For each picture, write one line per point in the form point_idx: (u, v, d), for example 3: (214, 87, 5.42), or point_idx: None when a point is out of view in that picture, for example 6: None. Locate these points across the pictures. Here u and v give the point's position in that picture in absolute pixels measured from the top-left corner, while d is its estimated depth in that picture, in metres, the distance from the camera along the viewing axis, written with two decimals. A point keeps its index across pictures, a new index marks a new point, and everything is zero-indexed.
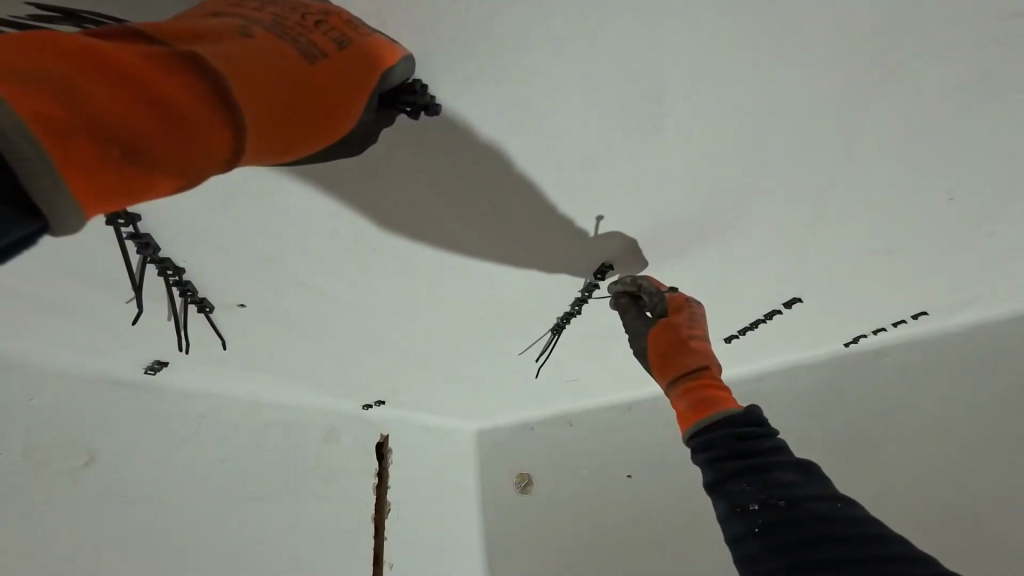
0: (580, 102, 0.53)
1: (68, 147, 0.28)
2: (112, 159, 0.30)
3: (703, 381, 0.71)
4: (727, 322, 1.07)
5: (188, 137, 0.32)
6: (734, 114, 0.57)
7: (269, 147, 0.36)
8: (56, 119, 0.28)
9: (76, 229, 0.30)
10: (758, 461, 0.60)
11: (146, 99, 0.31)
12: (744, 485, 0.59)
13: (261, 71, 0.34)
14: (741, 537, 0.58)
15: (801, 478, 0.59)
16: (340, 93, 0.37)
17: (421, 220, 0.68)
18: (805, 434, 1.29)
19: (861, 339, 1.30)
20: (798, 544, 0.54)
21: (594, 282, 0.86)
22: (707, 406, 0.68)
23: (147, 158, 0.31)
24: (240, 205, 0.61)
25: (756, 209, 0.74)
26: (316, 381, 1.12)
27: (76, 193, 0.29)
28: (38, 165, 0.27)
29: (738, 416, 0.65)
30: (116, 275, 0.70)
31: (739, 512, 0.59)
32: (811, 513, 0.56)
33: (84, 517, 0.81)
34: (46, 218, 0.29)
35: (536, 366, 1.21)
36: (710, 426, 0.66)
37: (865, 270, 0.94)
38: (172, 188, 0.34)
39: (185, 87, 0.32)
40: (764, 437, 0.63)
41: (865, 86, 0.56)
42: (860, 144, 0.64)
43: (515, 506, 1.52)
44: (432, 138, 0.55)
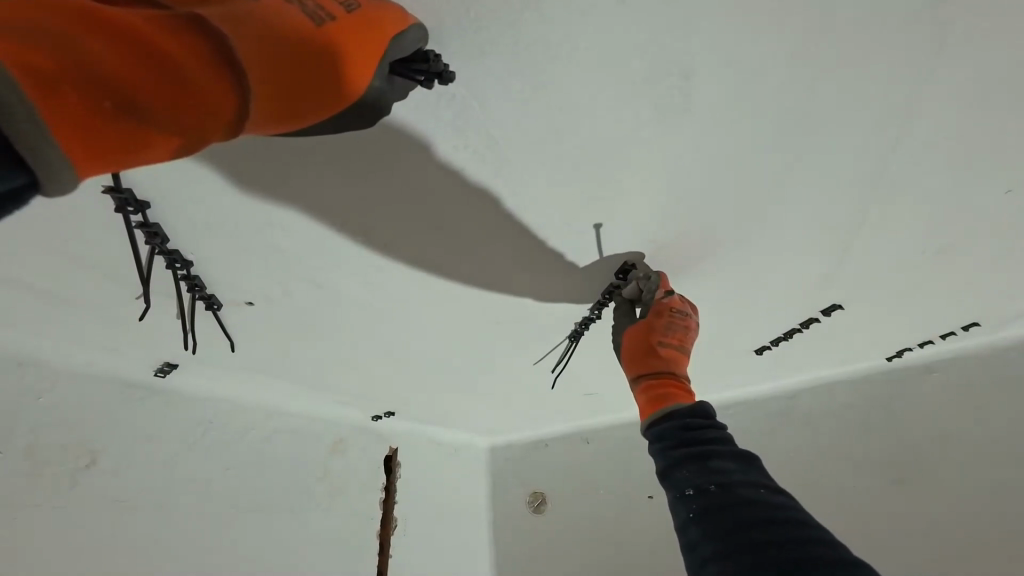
0: (603, 81, 0.50)
1: (58, 100, 0.27)
2: (105, 112, 0.29)
3: (667, 382, 0.74)
4: (759, 330, 1.00)
5: (187, 96, 0.31)
6: (770, 95, 0.53)
7: (275, 111, 0.35)
8: (47, 71, 0.27)
9: (68, 186, 0.29)
10: (698, 449, 0.64)
11: (146, 55, 0.30)
12: (685, 471, 0.62)
13: (267, 33, 0.33)
14: (683, 522, 0.61)
15: (737, 466, 0.62)
16: (348, 52, 0.35)
17: (435, 213, 0.64)
18: (846, 457, 1.19)
19: (905, 353, 1.21)
20: (727, 525, 0.56)
21: (615, 284, 0.82)
22: (660, 402, 0.73)
23: (143, 115, 0.30)
24: (249, 195, 0.59)
25: (795, 204, 0.69)
26: (326, 388, 1.09)
27: (65, 145, 0.28)
28: (22, 115, 0.26)
29: (686, 411, 0.69)
30: (125, 269, 0.69)
31: (680, 497, 0.62)
32: (741, 496, 0.58)
33: (82, 522, 0.78)
34: (35, 174, 0.28)
35: (553, 378, 1.15)
36: (663, 418, 0.70)
37: (912, 274, 0.87)
38: (170, 150, 0.33)
39: (187, 47, 0.31)
40: (707, 429, 0.67)
41: (916, 62, 0.52)
42: (910, 130, 0.59)
43: (528, 528, 1.44)
44: (447, 120, 0.52)
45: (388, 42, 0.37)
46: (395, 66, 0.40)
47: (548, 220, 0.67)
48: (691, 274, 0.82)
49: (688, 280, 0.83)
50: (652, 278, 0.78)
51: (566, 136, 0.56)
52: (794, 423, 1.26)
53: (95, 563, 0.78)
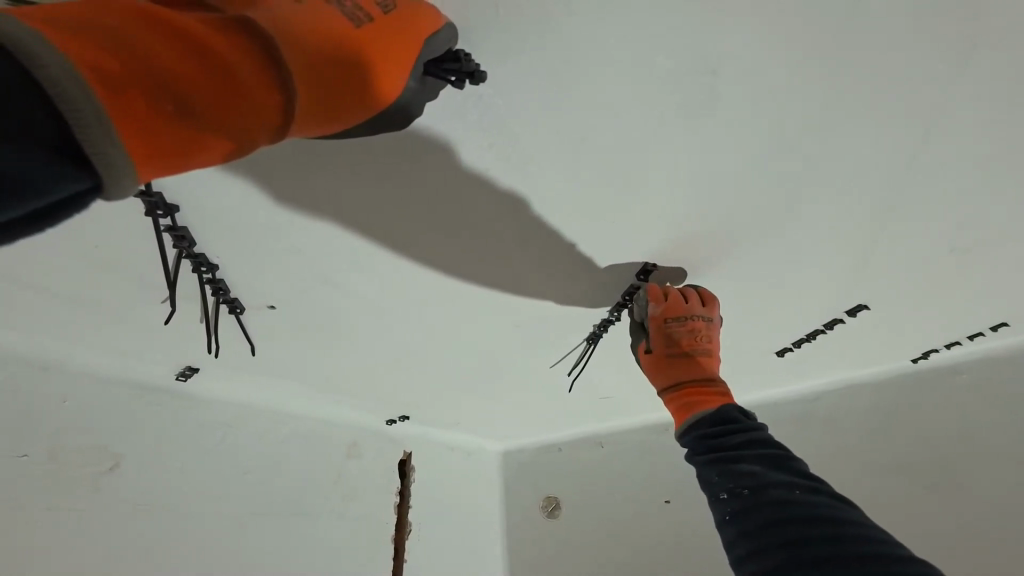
0: (629, 80, 0.50)
1: (122, 101, 0.29)
2: (166, 115, 0.31)
3: (690, 390, 0.74)
4: (780, 331, 0.99)
5: (238, 96, 0.32)
6: (798, 93, 0.53)
7: (317, 112, 0.36)
8: (113, 72, 0.28)
9: (127, 189, 0.30)
10: (726, 455, 0.64)
11: (202, 59, 0.32)
12: (715, 477, 0.63)
13: (310, 33, 0.34)
14: (721, 525, 0.61)
15: (768, 467, 0.61)
16: (390, 51, 0.37)
17: (457, 215, 0.64)
18: (871, 462, 1.16)
19: (930, 355, 1.19)
20: (760, 527, 0.56)
21: (636, 284, 0.81)
22: (686, 411, 0.73)
23: (199, 116, 0.32)
24: (276, 197, 0.60)
25: (821, 203, 0.68)
26: (343, 391, 1.09)
27: (128, 146, 0.29)
28: (90, 116, 0.27)
29: (708, 417, 0.70)
30: (151, 273, 0.70)
31: (715, 501, 0.62)
32: (774, 498, 0.57)
33: (105, 524, 0.79)
34: (98, 175, 0.29)
35: (569, 381, 1.14)
36: (689, 426, 0.71)
37: (940, 273, 0.86)
38: (222, 152, 0.34)
39: (237, 49, 0.33)
40: (735, 431, 0.67)
41: (953, 58, 0.51)
42: (944, 127, 0.58)
43: (542, 533, 1.42)
44: (471, 121, 0.53)
45: (425, 40, 0.39)
46: (428, 66, 0.42)
47: (569, 221, 0.67)
48: (712, 275, 0.82)
49: (709, 281, 0.82)
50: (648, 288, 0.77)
51: (590, 135, 0.56)
52: (815, 426, 1.23)
53: (116, 567, 0.78)
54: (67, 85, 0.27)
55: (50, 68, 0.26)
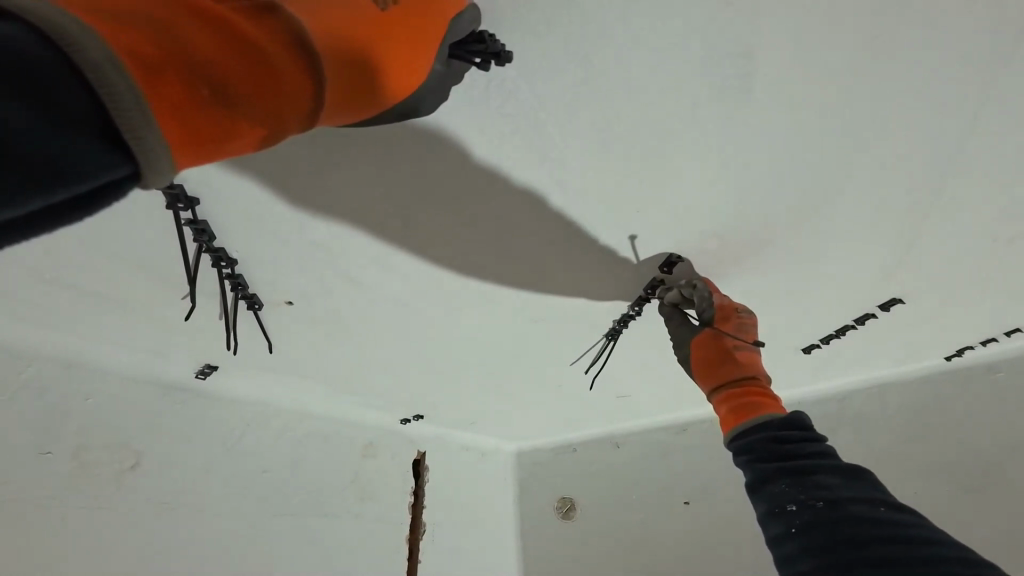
0: (658, 63, 0.49)
1: (160, 85, 0.28)
2: (202, 99, 0.30)
3: (750, 390, 0.71)
4: (808, 327, 0.96)
5: (272, 81, 0.32)
6: (833, 75, 0.51)
7: (348, 98, 0.37)
8: (148, 55, 0.28)
9: (165, 176, 0.29)
10: (798, 464, 0.61)
11: (232, 42, 0.31)
12: (783, 486, 0.59)
13: (336, 22, 0.36)
14: (779, 537, 0.58)
15: (845, 482, 0.59)
16: (415, 35, 0.39)
17: (477, 207, 0.63)
18: (904, 464, 1.11)
19: (966, 352, 1.14)
20: (834, 543, 0.54)
21: (659, 277, 0.78)
22: (748, 410, 0.69)
23: (234, 100, 0.31)
24: (296, 190, 0.59)
25: (856, 191, 0.65)
26: (359, 390, 1.08)
27: (168, 133, 0.28)
28: (130, 101, 0.27)
29: (777, 420, 0.66)
30: (171, 269, 0.70)
31: (778, 512, 0.59)
32: (853, 513, 0.55)
33: (127, 522, 0.80)
34: (138, 162, 0.28)
35: (588, 380, 1.10)
36: (750, 429, 0.67)
37: (980, 264, 0.82)
38: (256, 139, 0.33)
39: (266, 34, 0.32)
40: (807, 441, 0.64)
41: (1004, 32, 0.48)
42: (992, 107, 0.55)
43: (557, 535, 1.40)
44: (494, 107, 0.52)
45: (448, 22, 0.41)
46: (453, 49, 0.43)
47: (592, 212, 0.65)
48: (738, 269, 0.79)
49: (735, 273, 0.80)
50: (705, 282, 0.77)
51: (616, 122, 0.54)
52: (842, 427, 1.19)
53: (137, 565, 0.79)
54: (106, 69, 0.26)
55: (88, 51, 0.26)
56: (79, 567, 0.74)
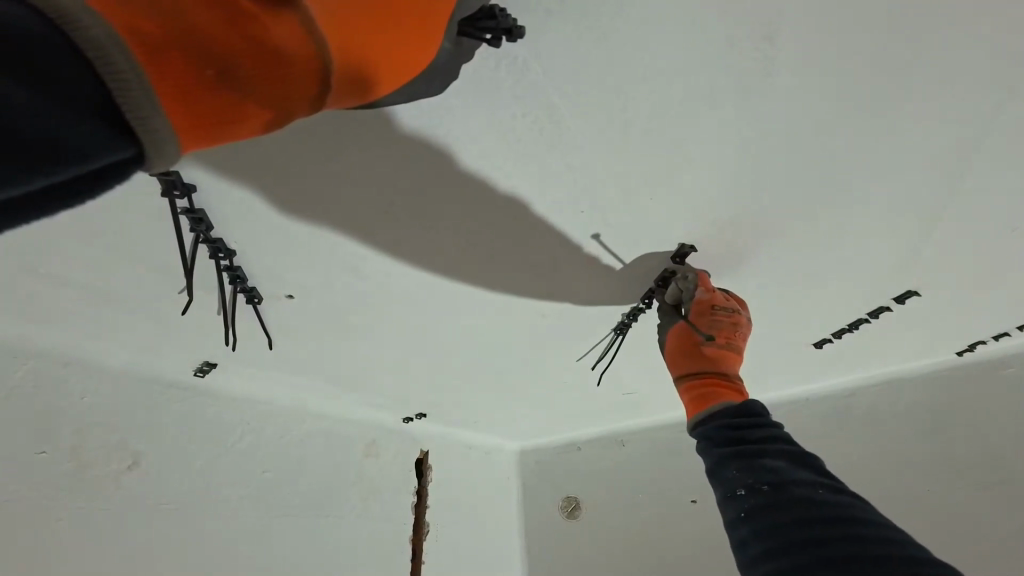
0: (676, 43, 0.47)
1: (165, 67, 0.26)
2: (207, 81, 0.28)
3: (713, 382, 0.71)
4: (820, 322, 0.94)
5: (276, 64, 0.29)
6: (859, 55, 0.49)
7: (356, 82, 0.34)
8: (150, 35, 0.26)
9: (171, 159, 0.28)
10: (748, 448, 0.60)
11: (235, 19, 0.28)
12: (732, 470, 0.59)
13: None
14: (734, 523, 0.58)
15: (793, 464, 0.58)
16: (426, 11, 0.36)
17: (484, 196, 0.60)
18: (916, 461, 1.09)
19: (978, 347, 1.12)
20: (780, 525, 0.53)
21: (671, 269, 0.76)
22: (705, 401, 0.70)
23: (239, 82, 0.29)
24: (297, 178, 0.57)
25: (877, 178, 0.63)
26: (361, 388, 1.06)
27: (173, 118, 0.27)
28: (135, 82, 0.25)
29: (734, 409, 0.66)
30: (168, 262, 0.67)
31: (730, 497, 0.59)
32: (797, 496, 0.54)
33: (125, 524, 0.78)
34: (141, 144, 0.27)
35: (596, 376, 1.08)
36: (708, 419, 0.67)
37: (999, 256, 0.80)
38: (263, 123, 0.31)
39: (268, 11, 0.30)
40: (757, 427, 0.63)
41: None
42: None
43: (562, 535, 1.38)
44: (505, 89, 0.50)
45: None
46: (462, 25, 0.41)
47: (604, 201, 0.63)
48: (751, 261, 0.77)
49: (748, 265, 0.78)
50: (692, 275, 0.74)
51: (630, 105, 0.52)
52: (852, 424, 1.18)
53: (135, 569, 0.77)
54: (109, 49, 0.25)
55: (90, 31, 0.24)
56: (77, 569, 0.72)
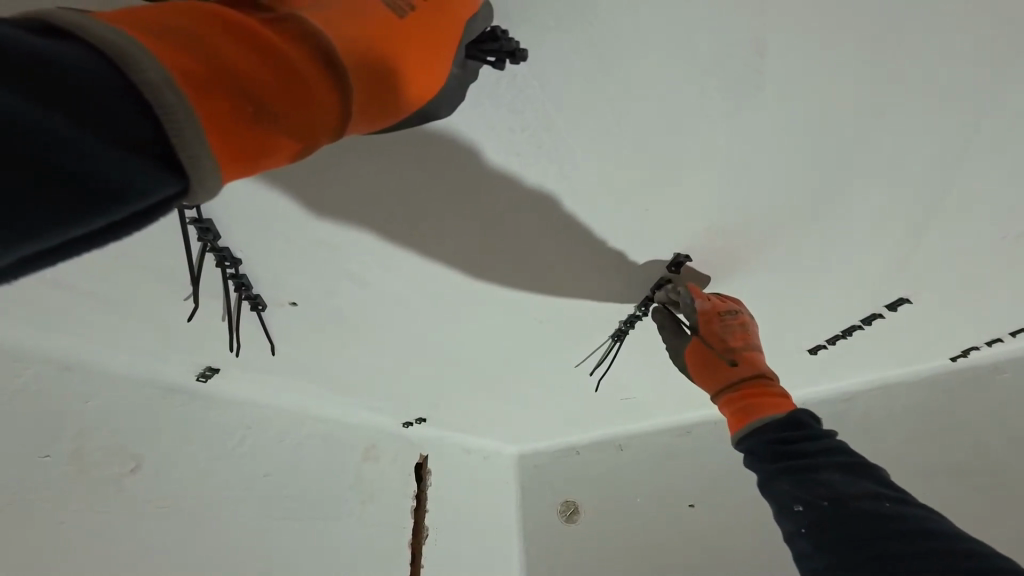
0: (669, 59, 0.49)
1: (206, 102, 0.27)
2: (243, 115, 0.29)
3: (750, 392, 0.70)
4: (814, 328, 0.96)
5: (305, 97, 0.31)
6: (843, 71, 0.51)
7: (374, 110, 0.36)
8: (194, 74, 0.27)
9: (214, 193, 0.29)
10: (801, 463, 0.60)
11: (268, 55, 0.30)
12: (786, 487, 0.59)
13: (357, 27, 0.35)
14: (792, 536, 0.59)
15: (847, 476, 0.58)
16: (436, 42, 0.39)
17: (484, 206, 0.62)
18: (911, 465, 1.11)
19: (970, 353, 1.14)
20: (844, 541, 0.54)
21: (666, 276, 0.78)
22: (748, 414, 0.68)
23: (273, 116, 0.30)
24: (302, 188, 0.59)
25: (866, 188, 0.65)
26: (361, 392, 1.07)
27: (214, 151, 0.28)
28: (181, 117, 0.26)
29: (777, 422, 0.65)
30: (175, 269, 0.69)
31: (786, 512, 0.59)
32: (858, 512, 0.55)
33: (126, 526, 0.78)
34: (188, 178, 0.27)
35: (594, 381, 1.10)
36: (750, 434, 0.66)
37: (987, 264, 0.82)
38: (293, 152, 0.32)
39: (298, 49, 0.32)
40: (806, 438, 0.63)
41: (1015, 29, 0.48)
42: (1004, 102, 0.55)
43: (560, 538, 1.39)
44: (505, 105, 0.51)
45: (464, 25, 0.40)
46: (468, 49, 0.43)
47: (602, 210, 0.65)
48: (745, 269, 0.79)
49: (742, 273, 0.79)
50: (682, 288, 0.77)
51: (625, 119, 0.54)
52: (847, 429, 1.19)
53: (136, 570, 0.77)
54: (162, 89, 0.26)
55: (145, 72, 0.25)
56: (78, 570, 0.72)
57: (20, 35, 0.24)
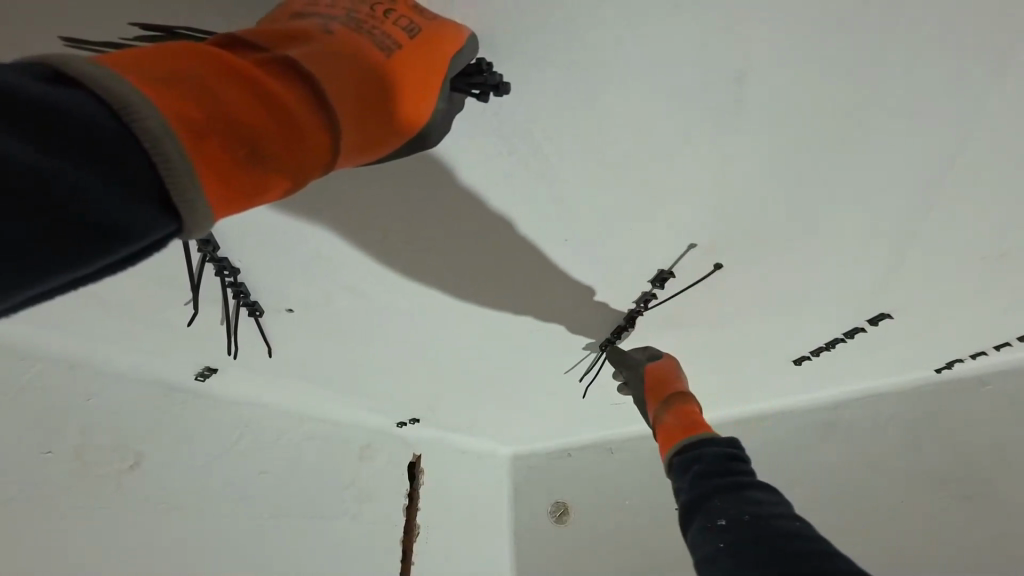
0: (652, 85, 0.50)
1: (202, 148, 0.30)
2: (238, 159, 0.32)
3: (693, 413, 0.81)
4: (800, 340, 0.97)
5: (298, 137, 0.34)
6: (819, 98, 0.53)
7: (361, 145, 0.39)
8: (191, 118, 0.30)
9: (207, 231, 0.31)
10: (732, 481, 0.67)
11: (262, 101, 0.33)
12: (718, 502, 0.65)
13: (347, 66, 0.37)
14: (711, 555, 0.60)
15: (771, 500, 0.64)
16: (423, 78, 0.40)
17: (473, 223, 0.65)
18: (892, 474, 1.13)
19: (955, 365, 1.15)
20: (758, 551, 0.57)
21: (650, 292, 0.80)
22: (694, 429, 0.78)
23: (266, 158, 0.33)
24: (298, 203, 0.61)
25: (844, 209, 0.67)
26: (355, 394, 1.09)
27: (209, 193, 0.31)
28: (177, 165, 0.29)
29: (719, 441, 0.74)
30: (176, 275, 0.71)
31: (711, 528, 0.63)
32: (775, 526, 0.59)
33: (124, 524, 0.81)
34: (183, 219, 0.30)
35: (583, 387, 1.12)
36: (699, 448, 0.74)
37: (967, 280, 0.84)
38: (284, 190, 0.35)
39: (291, 91, 0.35)
40: (739, 465, 0.71)
41: (979, 64, 0.51)
42: (971, 131, 0.58)
43: (550, 539, 1.42)
44: (493, 129, 0.53)
45: (451, 61, 0.41)
46: (455, 82, 0.45)
47: (588, 226, 0.67)
48: (730, 283, 0.81)
49: (727, 288, 0.81)
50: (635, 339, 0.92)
51: (610, 141, 0.56)
52: (834, 437, 1.21)
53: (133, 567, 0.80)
54: (160, 136, 0.28)
55: (144, 120, 0.28)
56: (79, 563, 0.75)
57: (34, 87, 0.26)
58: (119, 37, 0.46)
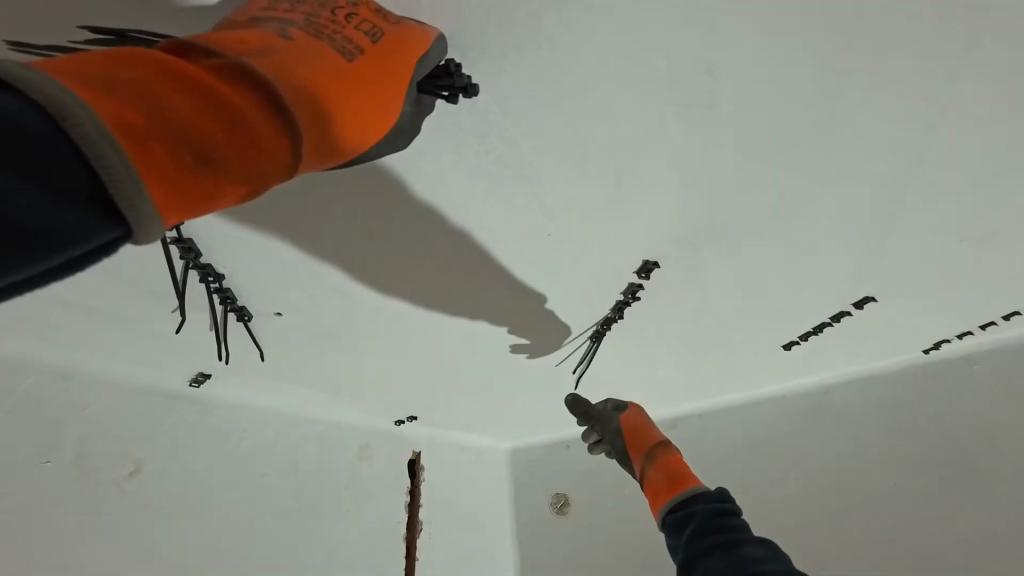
0: (626, 80, 0.51)
1: (148, 155, 0.30)
2: (188, 165, 0.32)
3: (673, 462, 0.85)
4: (788, 326, 0.99)
5: (249, 143, 0.34)
6: (794, 89, 0.53)
7: (321, 148, 0.39)
8: (135, 126, 0.30)
9: (154, 235, 0.31)
10: (727, 538, 0.70)
11: (214, 107, 0.33)
12: (715, 561, 0.68)
13: (304, 70, 0.38)
14: None
15: (767, 553, 0.68)
16: (383, 85, 0.41)
17: (456, 221, 0.65)
18: (880, 454, 1.15)
19: (942, 346, 1.17)
20: None
21: (637, 283, 0.81)
22: (676, 481, 0.82)
23: (219, 165, 0.33)
24: (279, 207, 0.60)
25: (822, 195, 0.68)
26: (350, 394, 1.10)
27: (157, 198, 0.31)
28: (121, 170, 0.29)
29: (704, 492, 0.78)
30: (162, 284, 0.71)
31: None
32: None
33: (120, 535, 0.81)
34: (129, 225, 0.30)
35: (575, 378, 1.13)
36: (686, 500, 0.78)
37: (948, 262, 0.85)
38: (239, 197, 0.35)
39: (244, 97, 0.35)
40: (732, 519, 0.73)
41: (948, 48, 0.51)
42: (940, 116, 0.58)
43: (551, 531, 1.43)
44: (471, 129, 0.54)
45: (414, 64, 0.42)
46: (422, 84, 0.46)
47: (571, 221, 0.67)
48: (716, 273, 0.81)
49: (713, 278, 0.82)
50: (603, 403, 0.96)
51: (588, 137, 0.56)
52: (826, 420, 1.22)
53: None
54: (99, 141, 0.28)
55: (82, 125, 0.28)
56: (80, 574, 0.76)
57: None
58: (76, 42, 0.45)
